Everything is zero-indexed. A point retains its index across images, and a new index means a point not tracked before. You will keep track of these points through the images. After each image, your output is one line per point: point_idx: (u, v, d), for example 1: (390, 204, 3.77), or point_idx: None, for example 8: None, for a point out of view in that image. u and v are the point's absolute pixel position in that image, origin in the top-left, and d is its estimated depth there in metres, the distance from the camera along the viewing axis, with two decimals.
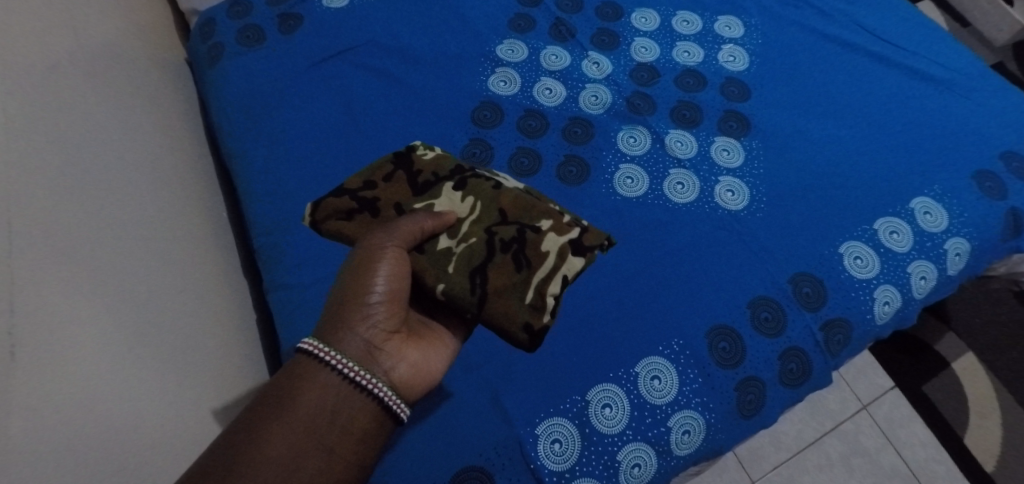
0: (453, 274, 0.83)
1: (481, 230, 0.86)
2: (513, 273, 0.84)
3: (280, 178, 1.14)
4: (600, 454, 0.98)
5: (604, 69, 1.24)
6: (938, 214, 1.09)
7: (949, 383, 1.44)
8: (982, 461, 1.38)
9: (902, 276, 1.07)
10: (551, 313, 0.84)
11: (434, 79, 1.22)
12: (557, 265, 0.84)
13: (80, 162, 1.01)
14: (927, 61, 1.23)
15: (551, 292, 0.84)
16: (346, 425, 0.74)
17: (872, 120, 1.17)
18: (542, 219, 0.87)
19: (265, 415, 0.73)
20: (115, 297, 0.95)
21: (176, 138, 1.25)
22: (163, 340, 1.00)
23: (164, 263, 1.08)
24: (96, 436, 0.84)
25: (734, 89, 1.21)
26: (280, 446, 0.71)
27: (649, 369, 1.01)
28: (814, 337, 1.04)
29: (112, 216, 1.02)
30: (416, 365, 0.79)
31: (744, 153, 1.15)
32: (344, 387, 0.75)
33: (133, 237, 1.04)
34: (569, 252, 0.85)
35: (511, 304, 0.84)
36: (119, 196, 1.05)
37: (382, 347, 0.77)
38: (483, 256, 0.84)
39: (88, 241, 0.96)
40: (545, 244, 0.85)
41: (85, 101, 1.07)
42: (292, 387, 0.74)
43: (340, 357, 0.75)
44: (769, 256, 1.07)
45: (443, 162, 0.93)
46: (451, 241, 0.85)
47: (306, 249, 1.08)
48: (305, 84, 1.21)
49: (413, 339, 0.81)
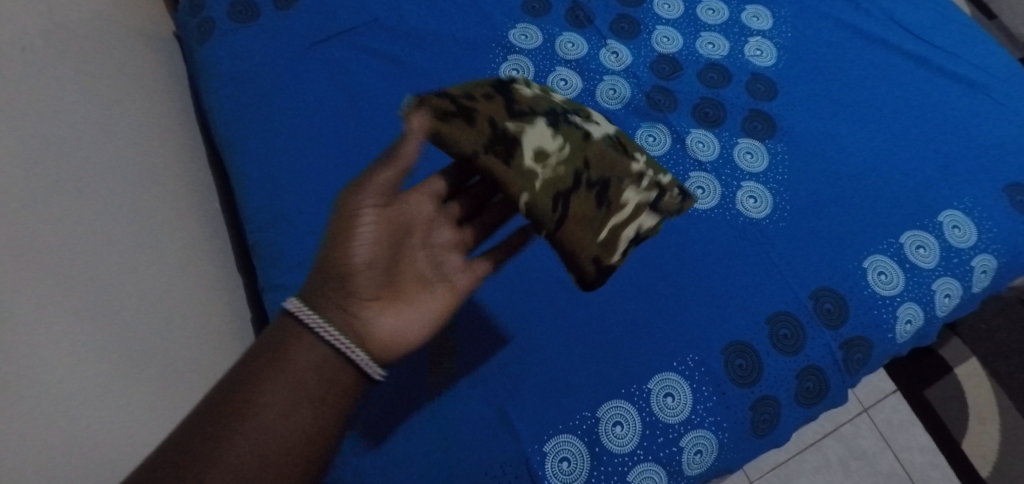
0: (540, 192, 0.80)
1: (566, 165, 0.82)
2: (594, 210, 0.84)
3: (274, 168, 1.05)
4: (610, 474, 0.94)
5: (623, 59, 1.16)
6: (967, 229, 1.06)
7: (951, 387, 1.42)
8: (978, 466, 1.37)
9: (925, 293, 1.04)
10: (619, 254, 0.86)
11: (443, 64, 1.13)
12: (633, 214, 0.86)
13: (58, 154, 0.91)
14: (961, 62, 1.18)
15: (625, 234, 0.85)
16: (329, 381, 0.68)
17: (901, 126, 1.12)
18: (622, 175, 0.85)
19: (258, 369, 0.67)
20: (104, 304, 0.88)
21: (164, 117, 1.16)
22: (159, 345, 0.93)
23: (157, 258, 0.99)
24: (90, 458, 0.77)
25: (760, 86, 1.15)
26: (272, 397, 0.66)
27: (662, 386, 0.96)
28: (833, 355, 1.00)
29: (97, 211, 0.93)
30: (396, 329, 0.71)
31: (769, 157, 1.10)
32: (323, 346, 0.68)
33: (122, 232, 0.96)
34: (645, 210, 0.87)
35: (585, 235, 0.84)
36: (106, 187, 0.97)
37: (361, 309, 0.69)
38: (563, 188, 0.82)
39: (67, 238, 0.87)
40: (625, 194, 0.85)
41: (65, 82, 0.98)
42: (279, 344, 0.68)
43: (315, 318, 0.68)
44: (792, 269, 1.02)
45: (543, 101, 0.85)
46: (538, 168, 0.80)
47: (302, 249, 1.00)
48: (302, 66, 1.12)
49: (399, 300, 0.72)
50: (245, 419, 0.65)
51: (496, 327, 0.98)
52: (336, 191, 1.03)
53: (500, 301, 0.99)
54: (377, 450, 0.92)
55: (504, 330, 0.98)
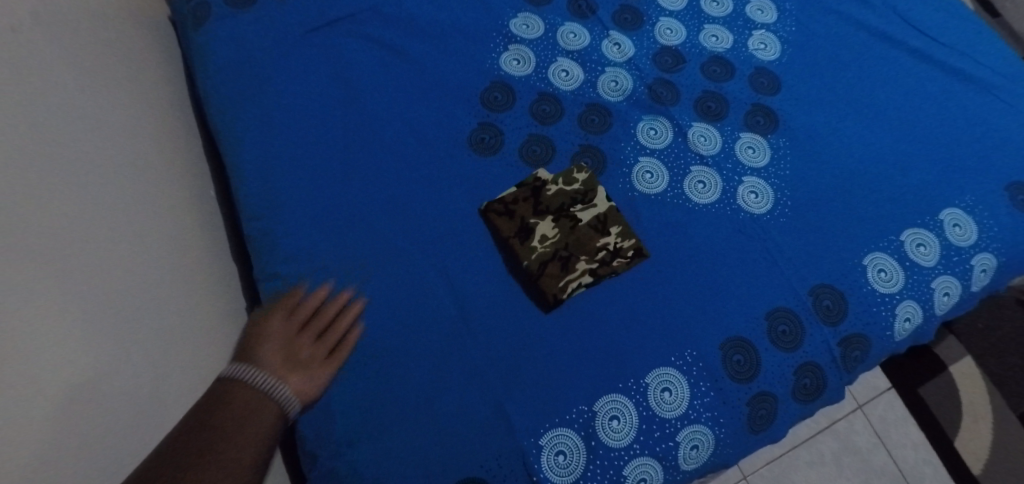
0: (524, 245, 0.99)
1: (556, 249, 1.00)
2: (555, 269, 0.98)
3: (273, 155, 1.04)
4: (606, 469, 0.93)
5: (625, 51, 1.17)
6: (968, 228, 1.05)
7: (944, 385, 1.38)
8: (969, 463, 1.33)
9: (925, 292, 1.03)
10: (568, 293, 0.98)
11: (443, 53, 1.13)
12: (583, 276, 0.99)
13: (59, 131, 0.90)
14: (966, 59, 1.17)
15: (572, 287, 0.98)
16: (254, 417, 0.83)
17: (901, 123, 1.12)
18: (597, 252, 1.00)
19: (210, 423, 0.80)
20: (106, 284, 0.87)
21: (162, 102, 1.15)
22: (157, 328, 0.92)
23: (155, 242, 0.99)
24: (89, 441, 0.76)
25: (763, 80, 1.15)
26: (207, 448, 0.77)
27: (660, 381, 0.96)
28: (831, 351, 1.00)
29: (93, 190, 0.92)
30: (297, 387, 0.89)
31: (771, 152, 1.10)
32: (253, 392, 0.85)
33: (121, 213, 0.95)
34: (597, 275, 0.99)
35: (543, 281, 0.98)
36: (105, 168, 0.96)
37: (277, 370, 0.89)
38: (546, 258, 0.99)
39: (67, 218, 0.86)
40: (586, 266, 0.99)
41: (66, 60, 0.97)
42: (223, 391, 0.84)
43: (249, 372, 0.86)
44: (791, 265, 1.02)
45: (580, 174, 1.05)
46: (535, 242, 1.00)
47: (300, 237, 1.00)
48: (301, 52, 1.11)
49: (303, 366, 0.91)
50: (203, 459, 0.76)
51: (493, 319, 0.97)
52: (333, 180, 1.03)
53: (497, 293, 0.99)
54: (369, 441, 0.90)
55: (500, 322, 0.97)
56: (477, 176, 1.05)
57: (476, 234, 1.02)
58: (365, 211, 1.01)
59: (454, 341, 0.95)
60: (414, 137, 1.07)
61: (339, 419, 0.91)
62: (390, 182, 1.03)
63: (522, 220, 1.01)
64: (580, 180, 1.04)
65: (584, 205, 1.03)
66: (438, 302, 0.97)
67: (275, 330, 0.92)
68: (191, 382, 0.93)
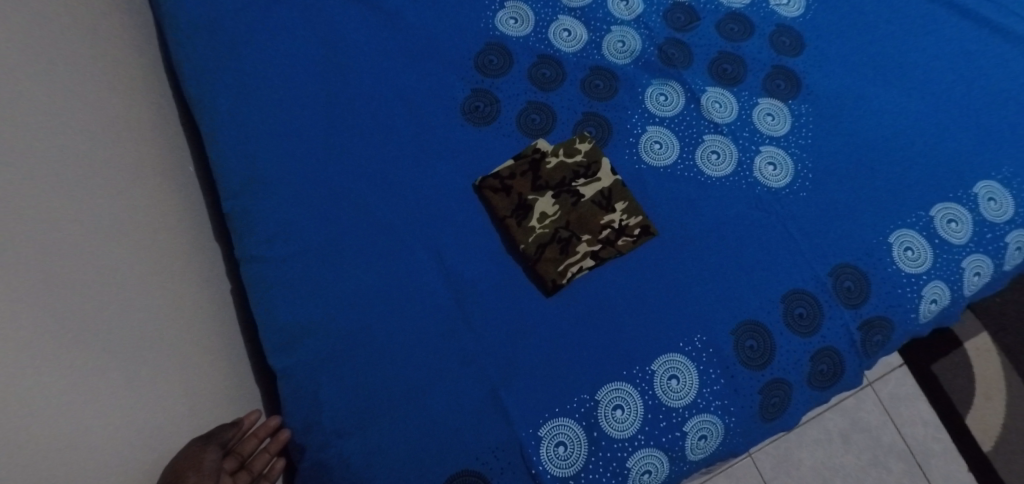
0: (522, 227, 0.92)
1: (556, 228, 0.93)
2: (554, 252, 0.92)
3: (253, 127, 0.96)
4: (609, 461, 0.87)
5: (633, 7, 1.08)
6: (1003, 202, 0.98)
7: (961, 362, 1.32)
8: (982, 441, 1.27)
9: (954, 272, 0.96)
10: (569, 278, 0.91)
11: (433, 12, 1.04)
12: (584, 258, 0.92)
13: (25, 101, 0.81)
14: (1008, 14, 1.07)
15: (570, 272, 0.91)
16: None
17: (932, 86, 1.03)
18: (599, 233, 0.93)
19: None
20: (81, 267, 0.80)
21: (134, 68, 1.07)
22: (139, 313, 0.86)
23: (133, 222, 0.92)
24: (74, 425, 0.71)
25: (786, 40, 1.06)
26: None
27: (667, 368, 0.89)
28: (851, 336, 0.93)
29: (64, 157, 0.84)
30: None
31: (792, 120, 1.02)
32: None
33: (93, 182, 0.88)
34: (596, 258, 0.92)
35: (542, 265, 0.91)
36: (77, 142, 0.88)
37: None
38: (545, 240, 0.92)
39: (43, 188, 0.79)
40: (585, 247, 0.92)
41: (34, 20, 0.88)
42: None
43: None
44: (811, 244, 0.95)
45: (583, 156, 0.96)
46: (534, 222, 0.93)
47: (284, 217, 0.92)
48: (283, 12, 1.02)
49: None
50: None
51: (487, 303, 0.91)
52: (315, 153, 0.95)
53: (491, 274, 0.92)
54: (357, 434, 0.85)
55: (496, 306, 0.91)
56: (470, 148, 0.97)
57: (468, 212, 0.94)
58: (350, 187, 0.94)
59: (445, 327, 0.89)
60: (401, 106, 0.98)
61: (326, 411, 0.86)
62: (378, 154, 0.96)
63: (520, 198, 0.94)
64: (582, 151, 0.97)
65: (586, 180, 0.96)
66: (428, 283, 0.91)
67: (208, 466, 0.79)
68: (172, 367, 0.88)
